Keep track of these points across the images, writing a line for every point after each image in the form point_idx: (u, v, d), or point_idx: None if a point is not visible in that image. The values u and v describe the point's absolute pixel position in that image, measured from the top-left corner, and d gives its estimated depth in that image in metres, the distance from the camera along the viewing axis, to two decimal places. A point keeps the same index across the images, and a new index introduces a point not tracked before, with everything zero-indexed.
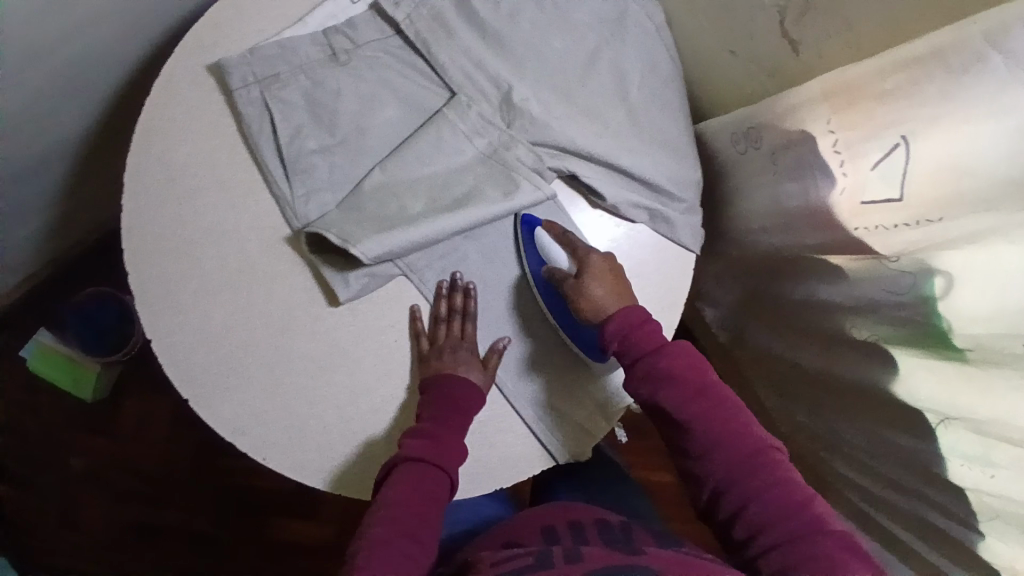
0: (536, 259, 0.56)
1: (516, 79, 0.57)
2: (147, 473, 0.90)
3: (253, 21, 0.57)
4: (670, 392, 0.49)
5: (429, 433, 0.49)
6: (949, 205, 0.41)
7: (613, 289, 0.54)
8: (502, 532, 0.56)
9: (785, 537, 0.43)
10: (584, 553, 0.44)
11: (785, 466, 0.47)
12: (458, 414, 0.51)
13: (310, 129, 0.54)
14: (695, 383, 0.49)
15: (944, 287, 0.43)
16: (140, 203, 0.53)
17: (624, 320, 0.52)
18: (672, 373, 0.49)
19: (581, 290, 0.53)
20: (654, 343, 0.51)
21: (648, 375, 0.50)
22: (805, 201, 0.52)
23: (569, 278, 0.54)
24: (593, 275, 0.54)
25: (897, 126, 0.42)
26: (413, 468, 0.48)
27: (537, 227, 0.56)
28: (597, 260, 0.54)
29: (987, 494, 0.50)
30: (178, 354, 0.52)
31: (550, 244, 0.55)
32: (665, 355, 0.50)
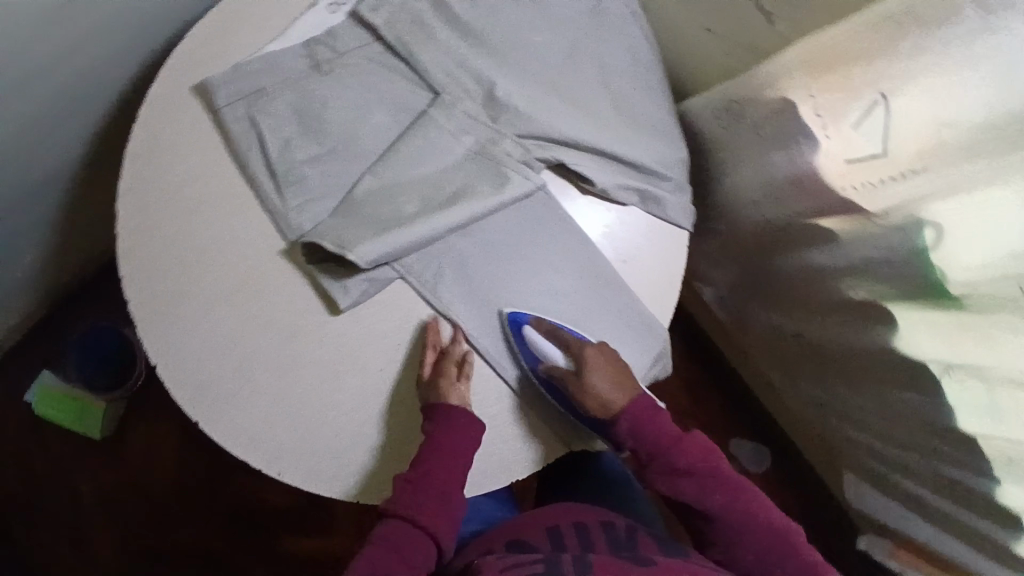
0: (531, 357, 0.54)
1: (498, 75, 0.57)
2: (159, 499, 0.92)
3: (234, 38, 0.58)
4: (689, 483, 0.56)
5: (422, 497, 0.52)
6: (933, 157, 0.42)
7: (614, 381, 0.55)
8: (506, 531, 0.60)
9: (762, 548, 0.55)
10: (593, 562, 0.49)
11: (759, 499, 0.57)
12: (451, 480, 0.53)
13: (300, 139, 0.55)
14: (708, 475, 0.57)
15: (935, 237, 0.44)
16: (137, 224, 0.54)
17: (632, 416, 0.56)
18: (693, 470, 0.56)
19: (584, 387, 0.54)
20: (668, 434, 0.57)
21: (670, 472, 0.56)
22: (792, 169, 0.51)
23: (568, 375, 0.54)
24: (593, 369, 0.54)
25: (875, 85, 0.42)
26: (405, 527, 0.52)
27: (524, 325, 0.55)
28: (592, 353, 0.55)
29: (1000, 438, 0.52)
30: (184, 371, 0.53)
31: (540, 340, 0.54)
32: (680, 452, 0.57)
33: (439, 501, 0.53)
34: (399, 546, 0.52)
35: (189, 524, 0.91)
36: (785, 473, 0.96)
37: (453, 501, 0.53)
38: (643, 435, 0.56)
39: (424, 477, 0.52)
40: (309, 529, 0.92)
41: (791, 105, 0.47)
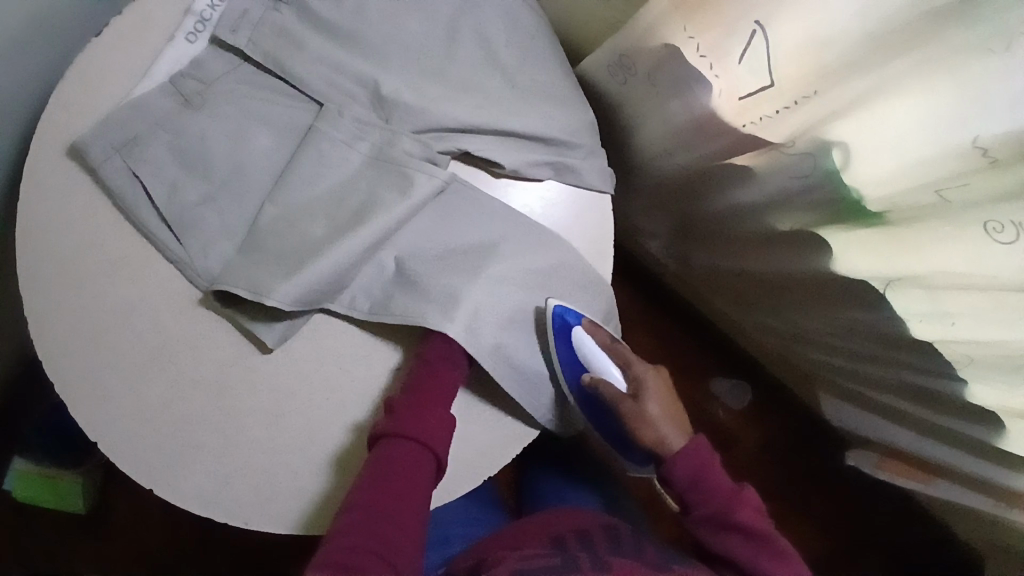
0: (573, 360, 0.56)
1: (380, 72, 0.54)
2: (160, 560, 0.91)
3: (99, 90, 0.54)
4: (737, 542, 0.53)
5: (412, 409, 0.50)
6: (823, 77, 0.41)
7: (668, 416, 0.58)
8: (508, 538, 0.59)
9: None
10: (609, 562, 0.50)
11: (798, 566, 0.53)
12: (440, 393, 0.51)
13: (187, 181, 0.52)
14: (765, 540, 0.53)
15: (843, 158, 0.42)
16: (41, 306, 0.52)
17: (691, 459, 0.55)
18: (744, 529, 0.53)
19: (639, 412, 0.58)
20: (724, 484, 0.55)
21: (722, 524, 0.54)
22: (690, 116, 0.50)
23: (627, 399, 0.58)
24: (648, 394, 0.59)
25: (748, 15, 0.40)
26: (396, 442, 0.49)
27: (573, 325, 0.55)
28: (649, 378, 0.59)
29: (955, 343, 0.52)
30: (123, 445, 0.51)
31: (598, 359, 0.57)
32: (738, 505, 0.54)
33: (429, 416, 0.50)
34: (393, 465, 0.48)
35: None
36: (770, 403, 0.96)
37: (445, 417, 0.51)
38: (698, 479, 0.55)
39: (413, 391, 0.51)
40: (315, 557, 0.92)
41: (673, 50, 0.46)
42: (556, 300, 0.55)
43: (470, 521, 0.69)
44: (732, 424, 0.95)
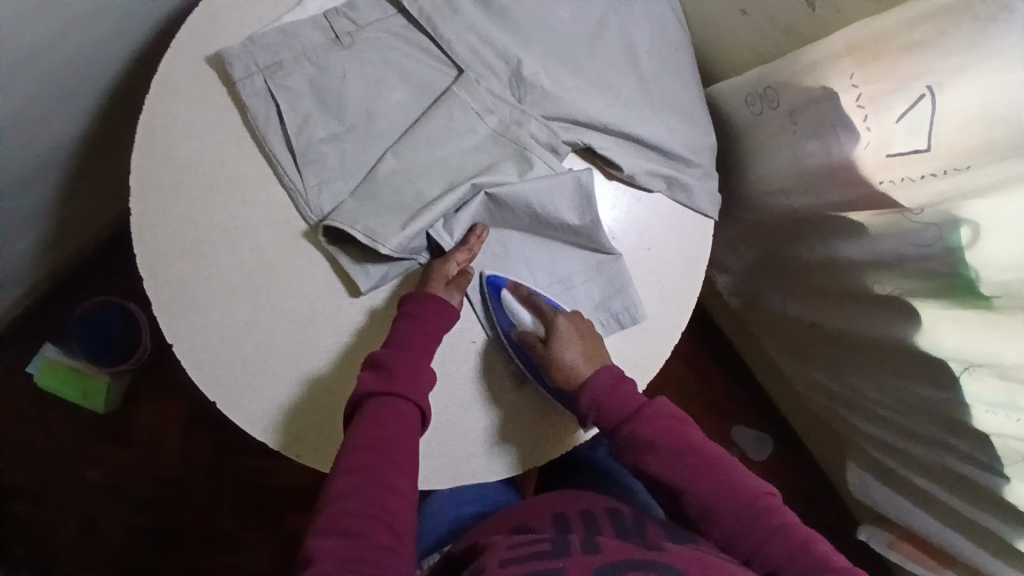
0: (506, 320, 0.55)
1: (524, 53, 0.55)
2: (165, 477, 0.92)
3: (252, 9, 0.55)
4: (655, 456, 0.53)
5: (393, 356, 0.50)
6: (976, 151, 0.40)
7: (582, 352, 0.54)
8: (514, 517, 0.59)
9: (728, 513, 0.51)
10: (601, 544, 0.48)
11: (731, 465, 0.53)
12: (423, 336, 0.51)
13: (319, 116, 0.53)
14: (675, 445, 0.53)
15: (970, 236, 0.43)
16: (150, 203, 0.53)
17: (598, 389, 0.53)
18: (658, 441, 0.53)
19: (552, 357, 0.54)
20: (629, 406, 0.54)
21: (637, 446, 0.53)
22: (827, 159, 0.51)
23: (539, 342, 0.55)
24: (562, 337, 0.54)
25: (921, 77, 0.41)
26: (380, 400, 0.49)
27: (503, 289, 0.55)
28: (563, 322, 0.55)
29: (1012, 438, 0.52)
30: (200, 355, 0.52)
31: (516, 307, 0.55)
32: (645, 421, 0.53)
33: (411, 359, 0.50)
34: (376, 429, 0.47)
35: (194, 501, 0.92)
36: (787, 458, 0.97)
37: (427, 368, 0.51)
38: (607, 408, 0.54)
39: (399, 339, 0.51)
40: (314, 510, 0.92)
41: (832, 94, 0.47)
42: (491, 270, 0.56)
43: (487, 500, 0.70)
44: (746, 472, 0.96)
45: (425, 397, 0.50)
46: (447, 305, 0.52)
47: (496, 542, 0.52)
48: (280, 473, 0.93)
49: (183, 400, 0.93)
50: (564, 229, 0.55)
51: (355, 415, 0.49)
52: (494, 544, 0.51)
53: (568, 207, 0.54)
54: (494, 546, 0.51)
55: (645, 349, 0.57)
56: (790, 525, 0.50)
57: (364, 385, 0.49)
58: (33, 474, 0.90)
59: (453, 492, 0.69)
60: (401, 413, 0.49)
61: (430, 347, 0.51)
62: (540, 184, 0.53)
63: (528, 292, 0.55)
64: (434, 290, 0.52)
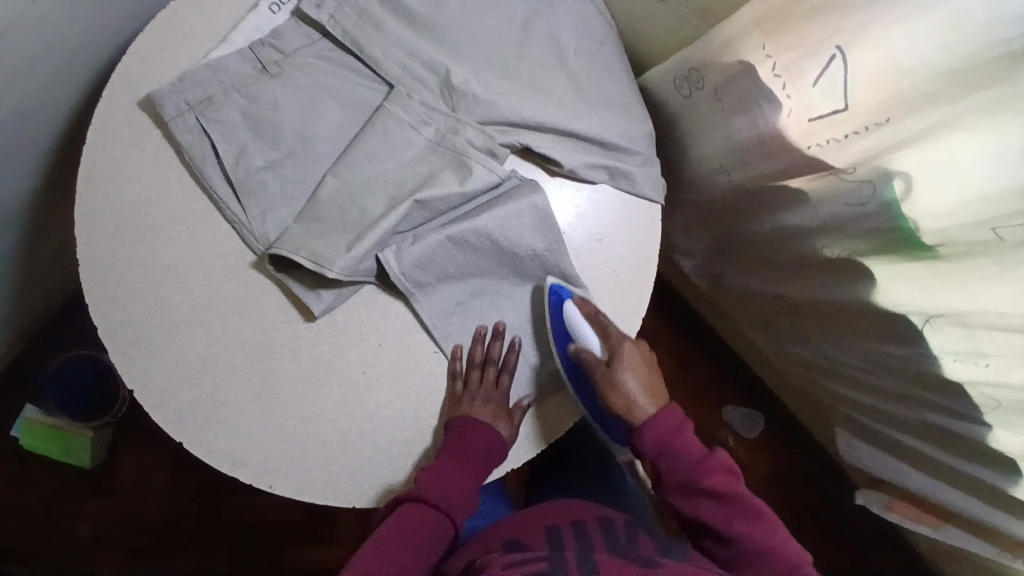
0: (564, 335, 0.56)
1: (453, 62, 0.56)
2: (159, 526, 0.91)
3: (178, 49, 0.56)
4: (710, 506, 0.55)
5: (444, 477, 0.53)
6: (897, 104, 0.41)
7: (643, 381, 0.59)
8: (508, 532, 0.58)
9: (769, 571, 0.54)
10: (596, 563, 0.48)
11: (775, 522, 0.56)
12: (472, 462, 0.54)
13: (255, 146, 0.53)
14: (734, 501, 0.55)
15: (903, 188, 0.43)
16: (96, 251, 0.53)
17: (662, 428, 0.57)
18: (718, 492, 0.55)
19: (612, 378, 0.57)
20: (696, 456, 0.56)
21: (693, 491, 0.56)
22: (755, 133, 0.52)
23: (601, 365, 0.56)
24: (628, 368, 0.57)
25: (830, 39, 0.41)
26: (425, 509, 0.52)
27: (566, 301, 0.55)
28: (629, 348, 0.57)
29: (984, 385, 0.51)
30: (161, 396, 0.52)
31: (579, 320, 0.55)
32: (702, 469, 0.56)
33: (459, 483, 0.54)
34: (415, 529, 0.52)
35: (192, 548, 0.91)
36: (779, 435, 0.96)
37: (469, 491, 0.55)
38: (670, 449, 0.56)
39: (450, 458, 0.54)
40: (313, 542, 0.92)
41: (749, 68, 0.48)
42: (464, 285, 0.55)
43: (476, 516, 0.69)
44: (740, 453, 0.96)
45: (460, 514, 0.55)
46: (501, 439, 0.55)
47: (493, 557, 0.52)
48: (274, 508, 0.92)
49: (168, 448, 0.92)
50: (530, 258, 0.55)
51: (398, 501, 0.53)
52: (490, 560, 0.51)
53: (531, 233, 0.54)
54: (489, 562, 0.51)
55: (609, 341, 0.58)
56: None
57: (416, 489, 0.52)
58: (26, 540, 0.89)
59: None
60: (436, 519, 0.53)
61: (474, 470, 0.54)
62: (504, 202, 0.54)
63: (596, 310, 0.55)
64: (479, 413, 0.54)
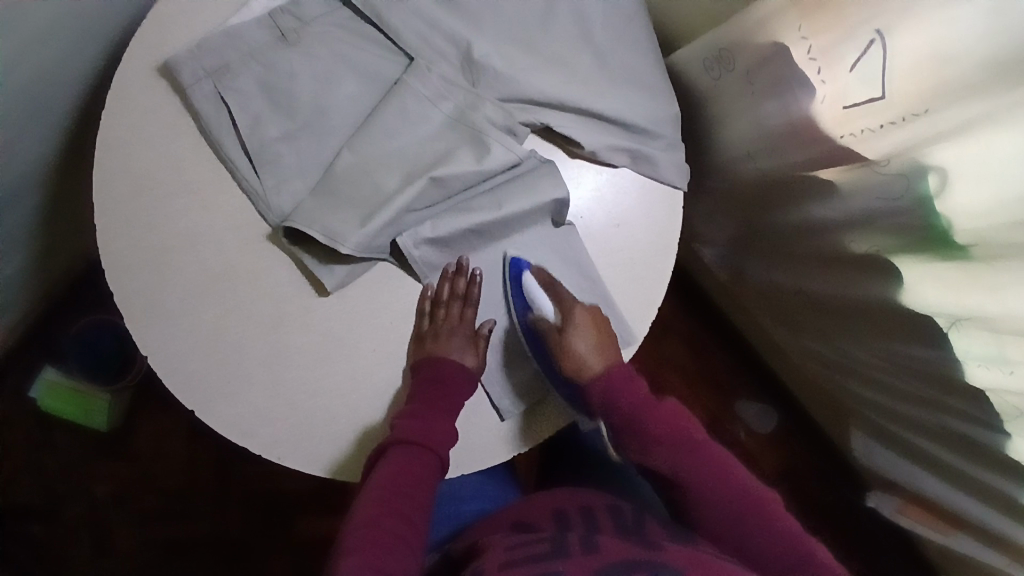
0: (522, 304, 0.55)
1: (474, 35, 0.54)
2: (173, 490, 0.93)
3: (198, 15, 0.55)
4: (663, 452, 0.55)
5: (420, 415, 0.52)
6: (936, 95, 0.39)
7: (595, 344, 0.55)
8: (512, 515, 0.58)
9: (734, 512, 0.53)
10: (600, 544, 0.47)
11: (732, 466, 0.56)
12: (447, 396, 0.53)
13: (271, 116, 0.53)
14: (685, 446, 0.55)
15: (939, 183, 0.41)
16: (112, 217, 0.52)
17: (610, 382, 0.55)
18: (664, 438, 0.55)
19: (564, 345, 0.54)
20: (641, 401, 0.56)
21: (645, 441, 0.55)
22: (787, 118, 0.51)
23: (553, 329, 0.54)
24: (576, 330, 0.54)
25: (870, 22, 0.40)
26: (402, 448, 0.51)
27: (525, 272, 0.55)
28: (579, 313, 0.55)
29: (1007, 393, 0.49)
30: (173, 364, 0.52)
31: (535, 290, 0.55)
32: (653, 418, 0.56)
33: (437, 417, 0.52)
34: (397, 473, 0.51)
35: (201, 512, 0.92)
36: (790, 432, 0.95)
37: (446, 426, 0.52)
38: (617, 404, 0.55)
39: (422, 397, 0.53)
40: (323, 512, 0.93)
41: (784, 49, 0.47)
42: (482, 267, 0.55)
43: (480, 498, 0.68)
44: (751, 448, 0.95)
45: (445, 449, 0.52)
46: (468, 370, 0.54)
47: (494, 540, 0.52)
48: (286, 477, 0.94)
49: (189, 412, 0.94)
50: (546, 236, 0.56)
51: (378, 454, 0.52)
52: (492, 543, 0.51)
53: (543, 212, 0.54)
54: (493, 545, 0.51)
55: (624, 327, 0.57)
56: (788, 532, 0.52)
57: (394, 432, 0.51)
58: (42, 496, 0.91)
59: (446, 492, 0.67)
60: (420, 462, 0.51)
61: (450, 409, 0.53)
62: (522, 183, 0.53)
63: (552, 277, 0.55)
64: (449, 351, 0.53)
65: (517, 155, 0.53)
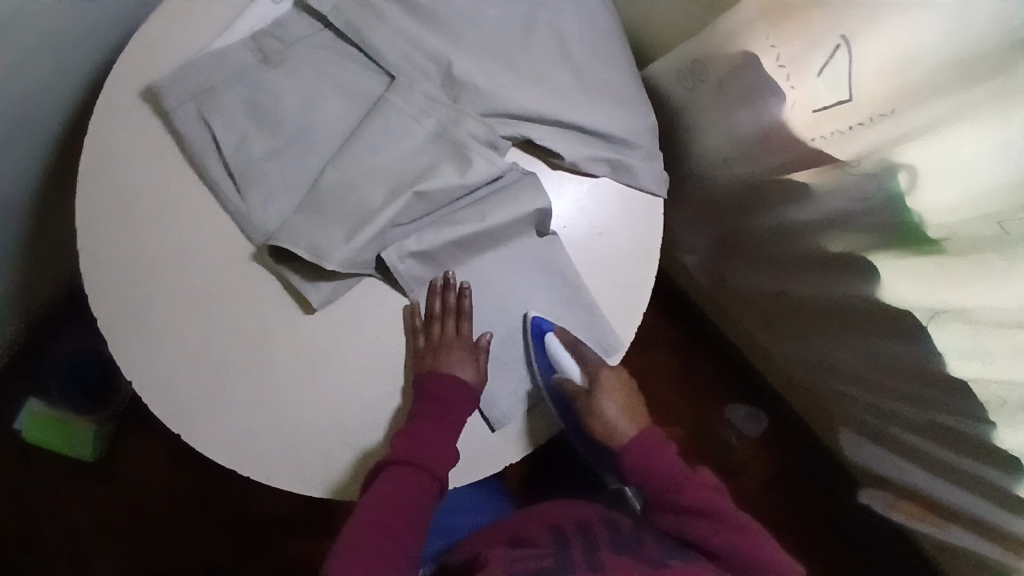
0: (546, 365, 0.56)
1: (455, 52, 0.56)
2: (161, 519, 0.91)
3: (180, 39, 0.56)
4: (695, 521, 0.54)
5: (421, 435, 0.52)
6: (903, 95, 0.40)
7: (624, 409, 0.61)
8: (509, 527, 0.58)
9: None
10: (604, 562, 0.47)
11: (769, 542, 0.54)
12: (444, 413, 0.53)
13: (256, 136, 0.53)
14: (715, 513, 0.54)
15: (909, 181, 0.43)
16: (97, 240, 0.52)
17: (642, 451, 0.58)
18: (697, 506, 0.54)
19: (595, 407, 0.59)
20: (673, 473, 0.57)
21: (676, 510, 0.55)
22: (759, 125, 0.52)
23: (580, 392, 0.58)
24: (607, 395, 0.59)
25: (835, 29, 0.42)
26: (402, 469, 0.51)
27: (548, 332, 0.55)
28: (607, 376, 0.59)
29: (991, 384, 0.49)
30: (160, 386, 0.52)
31: (561, 353, 0.55)
32: (687, 488, 0.56)
33: (439, 438, 0.52)
34: (396, 494, 0.51)
35: (191, 541, 0.91)
36: (779, 436, 0.95)
37: (447, 446, 0.53)
38: (651, 473, 0.57)
39: (422, 415, 0.53)
40: (314, 534, 0.92)
41: (754, 59, 0.49)
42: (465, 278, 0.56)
43: (472, 510, 0.68)
44: (740, 451, 0.95)
45: (445, 471, 0.53)
46: (466, 383, 0.54)
47: (495, 553, 0.51)
48: (274, 500, 0.92)
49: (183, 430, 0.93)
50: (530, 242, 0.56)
51: (378, 469, 0.52)
52: (492, 558, 0.51)
53: (525, 218, 0.54)
54: (492, 560, 0.50)
55: (611, 333, 0.58)
56: None
57: (395, 451, 0.51)
58: (27, 531, 0.89)
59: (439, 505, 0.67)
60: (419, 482, 0.52)
61: (451, 430, 0.53)
62: (503, 194, 0.54)
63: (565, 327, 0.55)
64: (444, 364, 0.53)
65: (500, 168, 0.54)
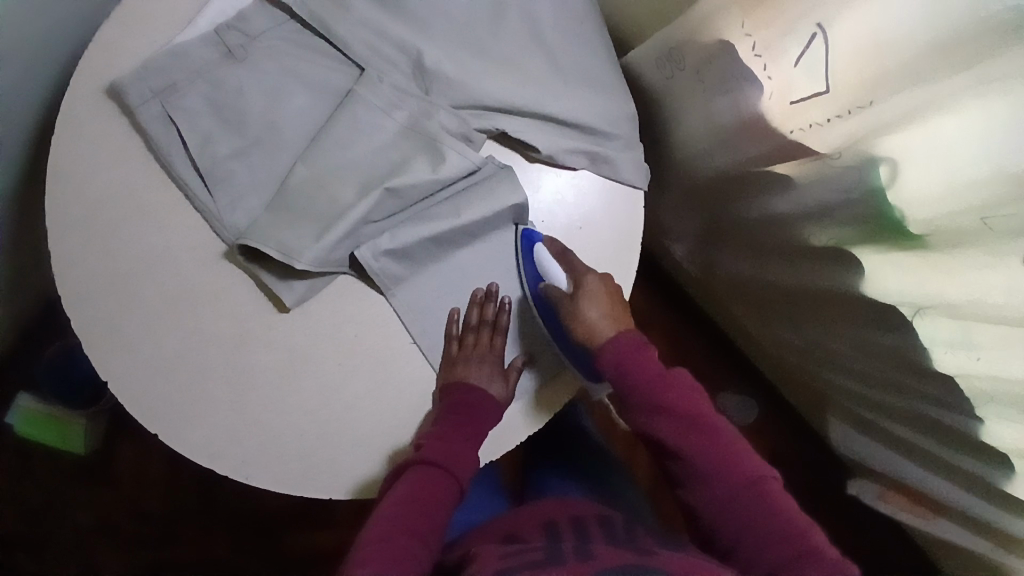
0: (535, 275, 0.55)
1: (424, 43, 0.54)
2: (158, 513, 0.92)
3: (143, 36, 0.55)
4: (669, 424, 0.52)
5: (447, 438, 0.51)
6: (878, 84, 0.39)
7: (607, 310, 0.54)
8: (504, 524, 0.57)
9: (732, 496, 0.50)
10: (594, 552, 0.47)
11: (746, 452, 0.53)
12: (474, 423, 0.52)
13: (222, 133, 0.52)
14: (692, 417, 0.53)
15: (889, 174, 0.41)
16: (66, 244, 0.52)
17: (621, 350, 0.54)
18: (674, 408, 0.53)
19: (577, 312, 0.53)
20: (654, 372, 0.53)
21: (650, 408, 0.53)
22: (737, 114, 0.51)
23: (564, 299, 0.54)
24: (589, 294, 0.54)
25: (811, 15, 0.40)
26: (429, 469, 0.50)
27: (537, 243, 0.55)
28: (593, 281, 0.54)
29: (977, 377, 0.48)
30: (134, 391, 0.51)
31: (549, 261, 0.54)
32: (666, 386, 0.53)
33: (467, 443, 0.52)
34: (422, 492, 0.49)
35: (188, 532, 0.92)
36: (772, 422, 0.95)
37: (473, 452, 0.52)
38: (629, 372, 0.53)
39: (451, 419, 0.52)
40: (310, 525, 0.93)
41: (728, 46, 0.47)
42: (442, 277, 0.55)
43: (473, 509, 0.68)
44: None
45: (466, 476, 0.52)
46: (497, 399, 0.53)
47: (487, 549, 0.51)
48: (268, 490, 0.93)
49: None
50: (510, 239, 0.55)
51: (400, 469, 0.50)
52: (485, 552, 0.51)
53: (506, 215, 0.54)
54: (484, 555, 0.50)
55: None
56: (794, 518, 0.49)
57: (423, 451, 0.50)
58: (27, 527, 0.90)
59: None
60: (443, 484, 0.50)
61: (475, 436, 0.52)
62: (480, 191, 0.53)
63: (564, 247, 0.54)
64: (471, 376, 0.53)
65: (477, 162, 0.53)
